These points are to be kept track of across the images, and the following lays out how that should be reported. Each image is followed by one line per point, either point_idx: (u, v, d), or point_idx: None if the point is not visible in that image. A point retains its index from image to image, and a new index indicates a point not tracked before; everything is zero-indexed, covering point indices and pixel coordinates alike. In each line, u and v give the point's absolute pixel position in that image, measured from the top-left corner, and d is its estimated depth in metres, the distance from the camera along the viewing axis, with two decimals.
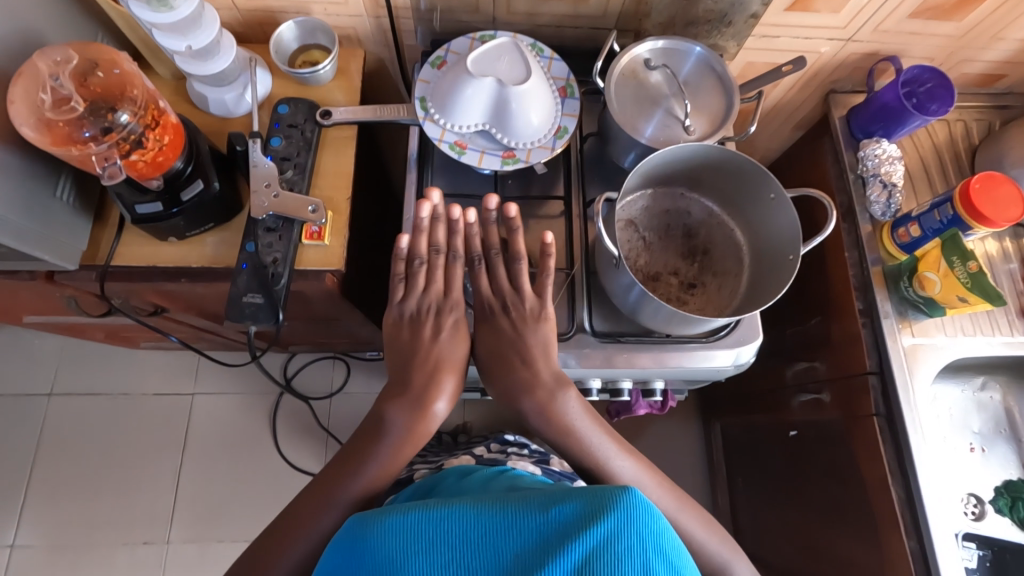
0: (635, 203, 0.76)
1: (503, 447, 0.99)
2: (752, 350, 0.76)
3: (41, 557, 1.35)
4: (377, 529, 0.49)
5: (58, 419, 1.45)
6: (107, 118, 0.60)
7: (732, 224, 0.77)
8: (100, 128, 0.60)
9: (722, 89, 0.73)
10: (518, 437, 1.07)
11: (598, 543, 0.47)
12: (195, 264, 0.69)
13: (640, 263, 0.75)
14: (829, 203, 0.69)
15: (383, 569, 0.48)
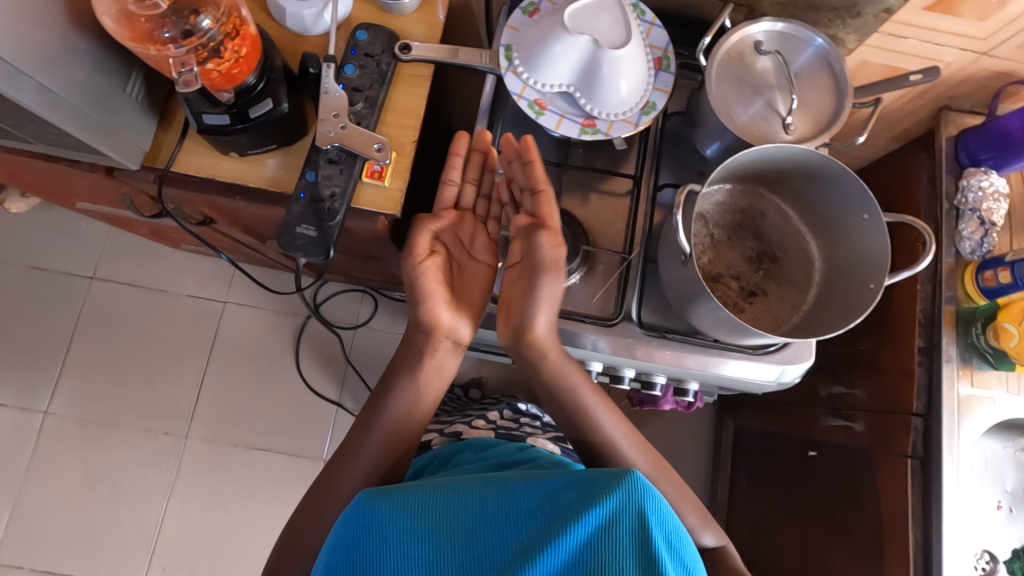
0: (711, 196, 0.72)
1: (516, 416, 1.00)
2: (799, 371, 0.73)
3: (71, 428, 1.44)
4: (384, 504, 0.51)
5: (97, 303, 1.50)
6: (188, 21, 0.57)
7: (809, 236, 0.72)
8: (181, 30, 0.57)
9: (835, 89, 0.66)
10: (531, 406, 1.08)
11: (598, 523, 0.47)
12: (252, 184, 0.68)
13: (704, 261, 0.71)
14: (926, 234, 0.64)
15: (388, 541, 0.49)
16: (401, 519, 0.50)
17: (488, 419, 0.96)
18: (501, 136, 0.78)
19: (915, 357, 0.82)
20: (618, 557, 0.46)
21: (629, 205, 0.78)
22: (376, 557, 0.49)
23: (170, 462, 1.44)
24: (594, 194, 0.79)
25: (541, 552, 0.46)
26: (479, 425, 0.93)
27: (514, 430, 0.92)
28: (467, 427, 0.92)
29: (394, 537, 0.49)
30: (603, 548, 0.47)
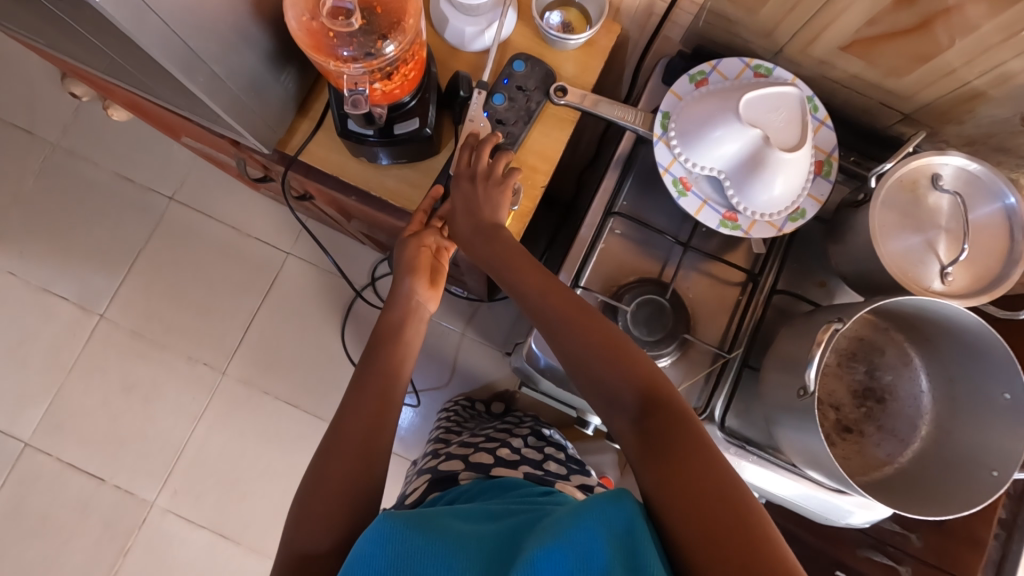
0: None
1: (540, 446, 0.92)
2: (869, 515, 0.71)
3: (121, 336, 1.49)
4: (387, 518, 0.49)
5: (170, 223, 1.53)
6: (373, 44, 0.53)
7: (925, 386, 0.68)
8: (363, 51, 0.53)
9: (1008, 251, 0.60)
10: (554, 434, 1.01)
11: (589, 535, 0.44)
12: (374, 191, 0.66)
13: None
14: None
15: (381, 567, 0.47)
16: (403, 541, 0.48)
17: (512, 447, 0.88)
18: (626, 193, 0.75)
19: None
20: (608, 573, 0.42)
21: (738, 297, 0.74)
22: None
23: (204, 393, 1.47)
24: (704, 276, 0.75)
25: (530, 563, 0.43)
26: (504, 455, 0.84)
27: (542, 466, 0.83)
28: (493, 457, 0.84)
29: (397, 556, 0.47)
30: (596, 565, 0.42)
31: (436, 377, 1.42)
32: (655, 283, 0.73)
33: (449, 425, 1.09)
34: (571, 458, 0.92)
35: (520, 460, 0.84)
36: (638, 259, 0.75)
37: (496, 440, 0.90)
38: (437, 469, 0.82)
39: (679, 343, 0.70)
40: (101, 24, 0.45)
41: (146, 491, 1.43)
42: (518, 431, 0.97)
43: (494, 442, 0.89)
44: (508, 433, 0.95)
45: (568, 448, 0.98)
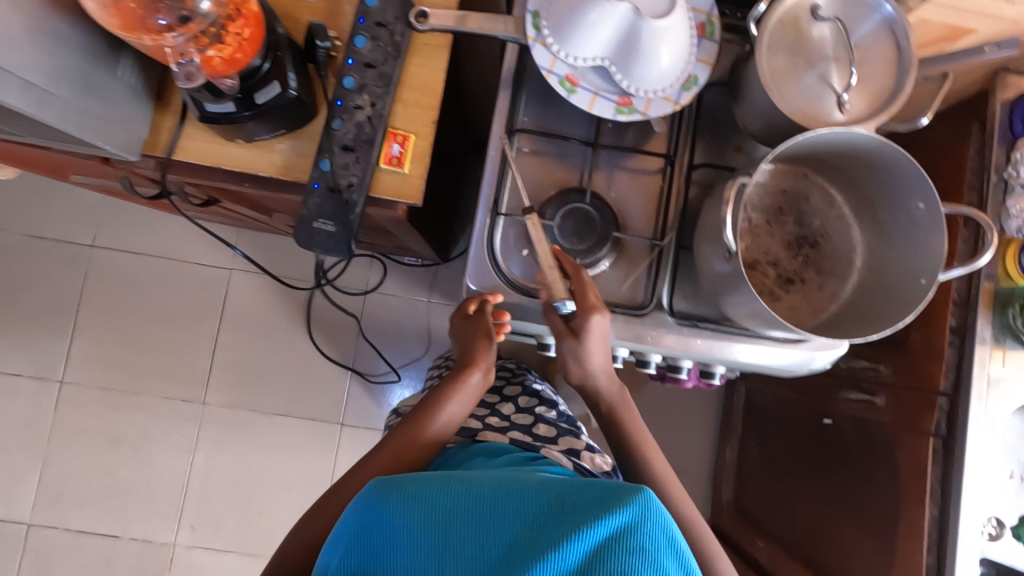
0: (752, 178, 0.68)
1: (531, 403, 0.95)
2: (829, 357, 0.72)
3: (91, 395, 1.45)
4: (393, 496, 0.52)
5: (102, 270, 1.47)
6: (185, 4, 0.53)
7: (852, 220, 0.69)
8: (177, 16, 0.53)
9: (897, 64, 0.60)
10: (546, 387, 1.03)
11: (603, 536, 0.48)
12: (263, 171, 0.63)
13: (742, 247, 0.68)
14: (985, 224, 0.60)
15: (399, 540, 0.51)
16: (407, 511, 0.51)
17: (501, 414, 0.91)
18: (526, 108, 0.73)
19: (946, 337, 0.81)
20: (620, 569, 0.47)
21: (661, 183, 0.74)
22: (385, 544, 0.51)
23: (191, 427, 1.46)
24: (622, 172, 0.74)
25: (551, 552, 0.48)
26: (493, 422, 0.87)
27: (531, 431, 0.87)
28: (480, 423, 0.86)
29: (400, 529, 0.51)
30: (613, 558, 0.48)
31: (414, 351, 1.48)
32: (575, 191, 0.71)
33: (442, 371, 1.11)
34: (563, 414, 0.94)
35: (507, 427, 0.86)
36: (555, 172, 0.73)
37: (485, 405, 0.93)
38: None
39: (611, 243, 0.70)
40: None
41: (164, 534, 1.44)
42: (509, 389, 0.98)
43: (482, 408, 0.92)
44: (498, 394, 0.97)
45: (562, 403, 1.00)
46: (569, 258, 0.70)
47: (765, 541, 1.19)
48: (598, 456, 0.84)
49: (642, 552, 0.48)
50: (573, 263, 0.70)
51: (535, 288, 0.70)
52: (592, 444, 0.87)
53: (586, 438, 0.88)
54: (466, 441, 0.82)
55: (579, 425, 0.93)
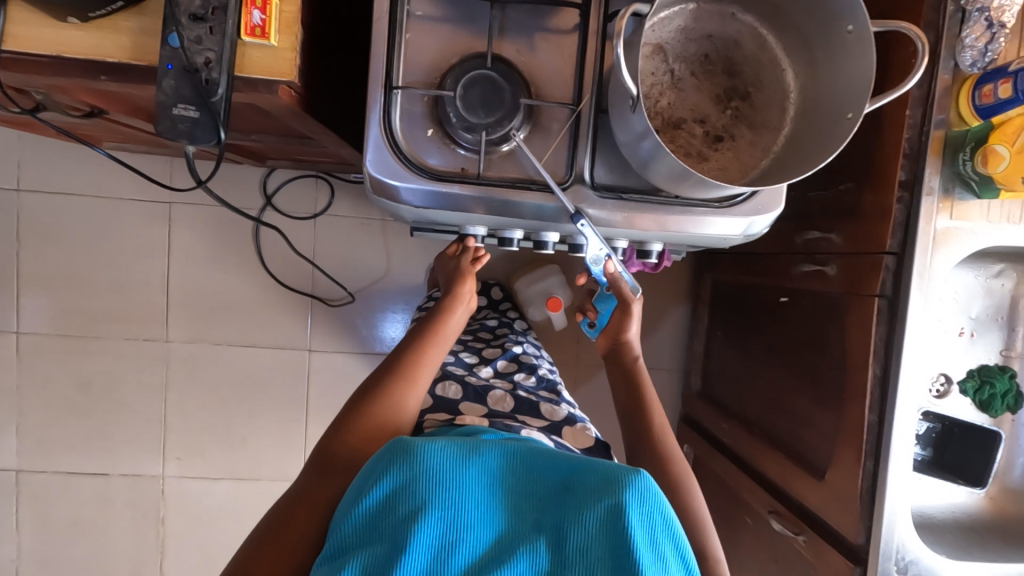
0: (670, 22, 0.60)
1: (509, 370, 0.98)
2: (767, 222, 0.68)
3: (50, 343, 1.43)
4: (413, 452, 0.56)
5: (34, 214, 1.40)
6: None
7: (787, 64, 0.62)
8: None
9: None
10: (527, 351, 1.06)
11: (607, 512, 0.51)
12: (111, 58, 0.55)
13: (663, 104, 0.62)
14: (920, 44, 0.54)
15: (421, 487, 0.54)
16: (429, 466, 0.55)
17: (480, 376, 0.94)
18: None
19: (894, 194, 0.76)
20: (622, 545, 0.50)
21: (578, 42, 0.66)
22: (402, 498, 0.54)
23: (158, 365, 1.45)
24: (532, 32, 0.66)
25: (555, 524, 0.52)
26: (473, 385, 0.90)
27: (511, 394, 0.90)
28: (460, 389, 0.88)
29: (418, 485, 0.54)
30: (614, 538, 0.50)
31: (374, 271, 1.45)
32: (475, 58, 0.64)
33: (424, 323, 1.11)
34: (542, 381, 0.97)
35: (487, 390, 0.89)
36: (456, 37, 0.65)
37: (464, 367, 0.96)
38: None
39: (522, 113, 0.64)
40: None
41: (152, 468, 1.48)
42: (488, 352, 1.02)
43: (462, 369, 0.95)
44: (479, 357, 1.00)
45: (542, 365, 1.02)
46: (479, 133, 0.63)
47: (727, 422, 1.21)
48: (579, 428, 0.84)
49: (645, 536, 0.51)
50: (481, 138, 0.63)
51: (445, 172, 0.64)
52: (571, 414, 0.88)
53: (566, 407, 0.90)
54: (444, 422, 0.79)
55: (559, 393, 0.95)
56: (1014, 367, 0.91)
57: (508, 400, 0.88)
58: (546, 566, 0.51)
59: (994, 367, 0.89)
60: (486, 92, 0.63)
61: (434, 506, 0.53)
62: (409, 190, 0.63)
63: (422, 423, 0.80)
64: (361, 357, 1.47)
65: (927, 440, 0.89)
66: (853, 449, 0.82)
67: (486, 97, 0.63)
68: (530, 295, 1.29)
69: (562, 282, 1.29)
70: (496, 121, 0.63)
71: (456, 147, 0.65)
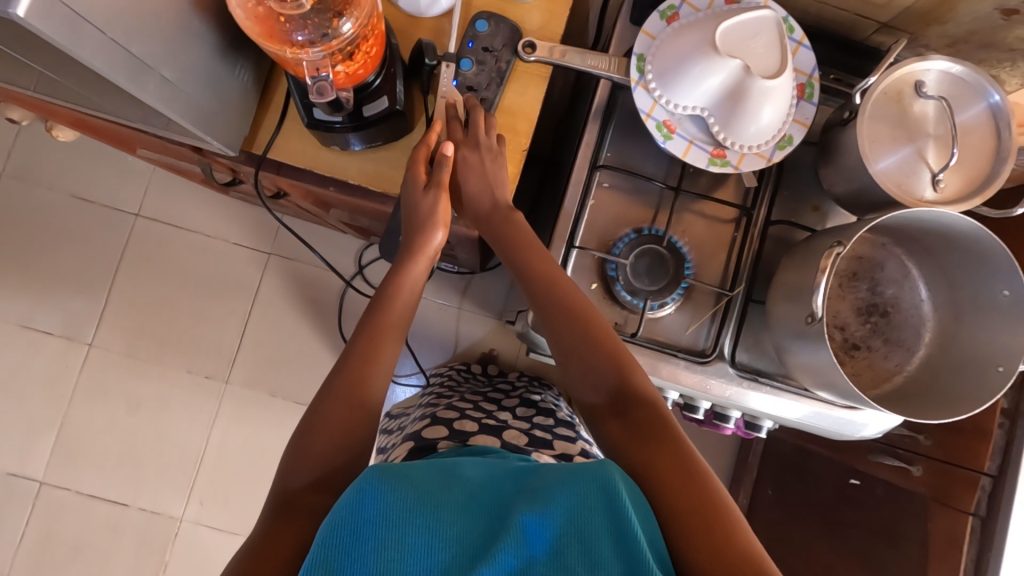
0: None
1: (530, 414, 0.99)
2: (882, 425, 0.72)
3: (116, 362, 1.46)
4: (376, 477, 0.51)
5: (143, 240, 1.48)
6: (329, 24, 0.52)
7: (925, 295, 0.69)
8: (319, 33, 0.52)
9: (996, 152, 0.60)
10: (545, 400, 1.09)
11: (580, 499, 0.49)
12: (353, 180, 0.64)
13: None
14: None
15: (389, 518, 0.48)
16: (392, 495, 0.49)
17: (499, 417, 0.94)
18: (609, 144, 0.73)
19: (996, 418, 0.80)
20: (598, 536, 0.47)
21: (733, 233, 0.74)
22: (366, 533, 0.48)
23: (212, 404, 1.46)
24: (697, 216, 0.74)
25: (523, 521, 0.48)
26: (490, 424, 0.91)
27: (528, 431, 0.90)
28: (477, 425, 0.89)
29: (383, 518, 0.48)
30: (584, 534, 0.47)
31: (441, 354, 1.47)
32: (652, 233, 0.72)
33: (439, 390, 1.14)
34: (562, 423, 0.98)
35: (506, 429, 0.90)
36: (630, 208, 0.74)
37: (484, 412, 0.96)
38: (420, 436, 0.86)
39: (681, 288, 0.70)
40: (43, 48, 0.43)
41: (174, 508, 1.44)
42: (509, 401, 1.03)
43: (481, 412, 0.96)
44: (497, 405, 1.02)
45: (560, 412, 1.05)
46: (641, 298, 0.70)
47: None
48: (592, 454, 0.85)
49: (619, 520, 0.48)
50: (644, 304, 0.69)
51: None
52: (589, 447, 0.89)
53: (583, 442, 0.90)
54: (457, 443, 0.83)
55: (578, 431, 0.96)
56: None
57: (523, 435, 0.87)
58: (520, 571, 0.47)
59: None
60: (648, 266, 0.70)
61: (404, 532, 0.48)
62: None
63: (436, 444, 0.83)
64: None
65: None
66: None
67: (647, 270, 0.70)
68: None
69: None
70: (645, 291, 0.69)
71: (611, 301, 0.71)
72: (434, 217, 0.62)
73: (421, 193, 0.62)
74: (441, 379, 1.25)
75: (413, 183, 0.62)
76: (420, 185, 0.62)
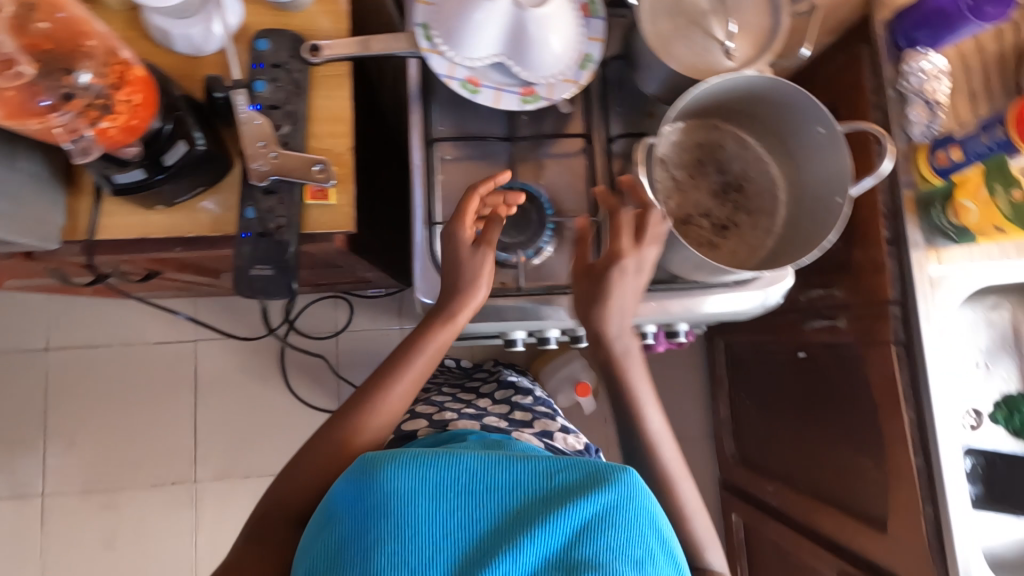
0: (668, 137, 0.70)
1: (506, 394, 1.00)
2: (781, 291, 0.75)
3: (75, 501, 1.39)
4: (377, 472, 0.55)
5: (62, 371, 1.42)
6: (64, 82, 0.54)
7: (768, 157, 0.72)
8: (60, 94, 0.53)
9: (770, 7, 0.64)
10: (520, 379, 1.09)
11: (594, 506, 0.54)
12: (191, 233, 0.63)
13: (673, 205, 0.70)
14: (881, 135, 0.65)
15: (400, 502, 0.54)
16: (403, 484, 0.55)
17: (478, 404, 0.96)
18: (439, 119, 0.74)
19: (883, 249, 0.84)
20: (606, 533, 0.53)
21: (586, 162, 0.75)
22: (375, 514, 0.54)
23: (188, 508, 1.41)
24: (546, 158, 0.76)
25: (526, 523, 0.53)
26: (469, 410, 0.92)
27: (507, 416, 0.93)
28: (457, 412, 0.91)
29: (393, 502, 0.54)
30: (593, 534, 0.53)
31: None
32: (502, 187, 0.73)
33: None
34: (540, 400, 1.01)
35: (484, 414, 0.92)
36: (482, 172, 0.75)
37: (462, 399, 0.97)
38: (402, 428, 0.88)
39: (549, 229, 0.72)
40: None
41: None
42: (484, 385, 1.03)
43: (460, 400, 0.96)
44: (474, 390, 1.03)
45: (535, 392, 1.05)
46: (512, 250, 0.71)
47: (772, 483, 1.21)
48: (570, 438, 0.91)
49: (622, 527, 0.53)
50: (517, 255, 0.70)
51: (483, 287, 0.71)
52: (565, 425, 0.94)
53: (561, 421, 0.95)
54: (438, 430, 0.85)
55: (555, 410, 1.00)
56: None
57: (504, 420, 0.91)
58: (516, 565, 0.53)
59: (1017, 395, 0.93)
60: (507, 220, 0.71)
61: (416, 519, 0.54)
62: None
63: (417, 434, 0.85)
64: None
65: (976, 476, 0.90)
66: (908, 499, 0.83)
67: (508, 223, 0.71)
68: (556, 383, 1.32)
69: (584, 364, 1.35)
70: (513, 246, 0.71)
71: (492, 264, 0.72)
72: (478, 275, 0.66)
73: (472, 253, 0.65)
74: None
75: (462, 239, 0.65)
76: (469, 245, 0.66)
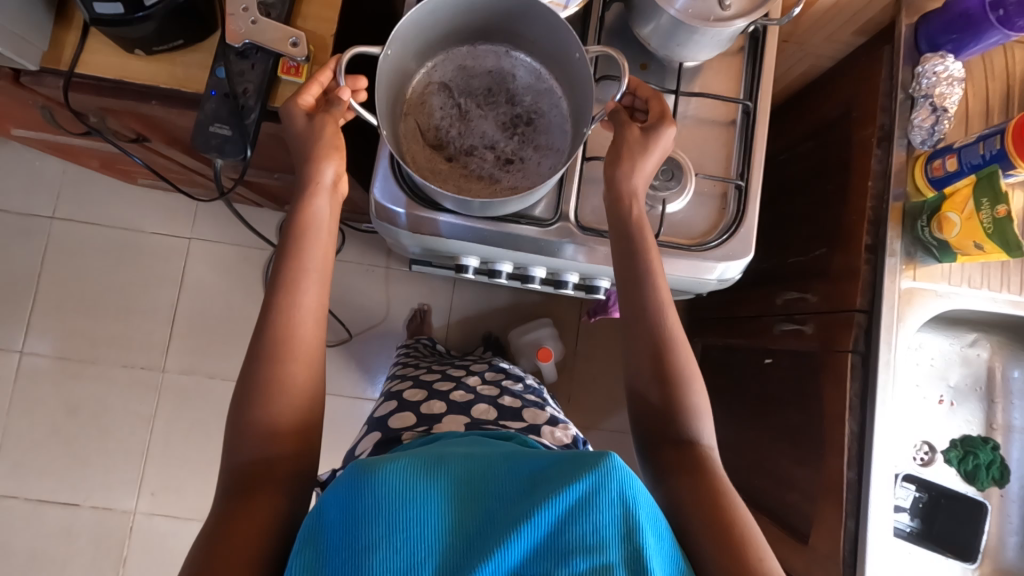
0: (441, 63, 0.70)
1: (498, 376, 0.94)
2: (739, 267, 0.73)
3: (50, 364, 1.45)
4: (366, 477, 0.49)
5: (61, 242, 1.48)
6: None
7: (560, 90, 0.69)
8: None
9: None
10: (511, 367, 1.04)
11: (580, 495, 0.48)
12: (164, 84, 0.65)
13: (451, 134, 0.69)
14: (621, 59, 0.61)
15: (381, 509, 0.47)
16: (385, 484, 0.48)
17: (466, 386, 0.89)
18: None
19: (861, 256, 0.81)
20: (601, 525, 0.48)
21: None
22: (361, 518, 0.47)
23: (150, 394, 1.46)
24: None
25: (524, 522, 0.47)
26: (458, 396, 0.84)
27: (497, 400, 0.85)
28: (445, 402, 0.83)
29: (379, 506, 0.47)
30: (583, 519, 0.48)
31: (372, 316, 1.42)
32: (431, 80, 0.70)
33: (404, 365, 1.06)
34: (529, 387, 0.94)
35: (473, 399, 0.84)
36: None
37: (452, 381, 0.90)
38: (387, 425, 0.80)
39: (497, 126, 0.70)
40: None
41: (125, 502, 1.43)
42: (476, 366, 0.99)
43: (449, 383, 0.89)
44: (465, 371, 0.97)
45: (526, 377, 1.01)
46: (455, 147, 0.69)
47: None
48: (558, 429, 0.82)
49: (622, 516, 0.48)
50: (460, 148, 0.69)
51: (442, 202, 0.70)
52: (554, 416, 0.85)
53: (549, 410, 0.87)
54: (423, 432, 0.76)
55: (546, 397, 0.92)
56: (998, 439, 0.91)
57: (493, 408, 0.82)
58: (518, 562, 0.47)
59: (977, 439, 0.89)
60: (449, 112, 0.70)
61: (401, 522, 0.47)
62: (410, 216, 0.70)
63: (400, 437, 0.76)
64: (349, 401, 1.40)
65: (915, 512, 0.86)
66: (834, 511, 0.81)
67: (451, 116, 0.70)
68: (522, 345, 1.37)
69: (553, 333, 1.37)
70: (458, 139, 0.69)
71: None
72: (324, 144, 0.63)
73: (306, 125, 0.63)
74: (405, 351, 1.17)
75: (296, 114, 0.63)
76: (305, 114, 0.63)
